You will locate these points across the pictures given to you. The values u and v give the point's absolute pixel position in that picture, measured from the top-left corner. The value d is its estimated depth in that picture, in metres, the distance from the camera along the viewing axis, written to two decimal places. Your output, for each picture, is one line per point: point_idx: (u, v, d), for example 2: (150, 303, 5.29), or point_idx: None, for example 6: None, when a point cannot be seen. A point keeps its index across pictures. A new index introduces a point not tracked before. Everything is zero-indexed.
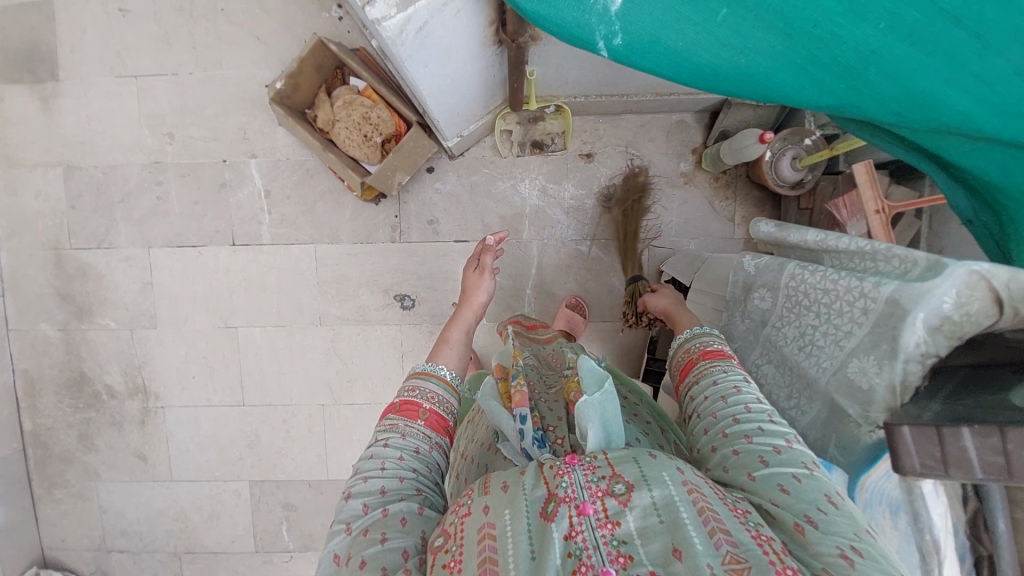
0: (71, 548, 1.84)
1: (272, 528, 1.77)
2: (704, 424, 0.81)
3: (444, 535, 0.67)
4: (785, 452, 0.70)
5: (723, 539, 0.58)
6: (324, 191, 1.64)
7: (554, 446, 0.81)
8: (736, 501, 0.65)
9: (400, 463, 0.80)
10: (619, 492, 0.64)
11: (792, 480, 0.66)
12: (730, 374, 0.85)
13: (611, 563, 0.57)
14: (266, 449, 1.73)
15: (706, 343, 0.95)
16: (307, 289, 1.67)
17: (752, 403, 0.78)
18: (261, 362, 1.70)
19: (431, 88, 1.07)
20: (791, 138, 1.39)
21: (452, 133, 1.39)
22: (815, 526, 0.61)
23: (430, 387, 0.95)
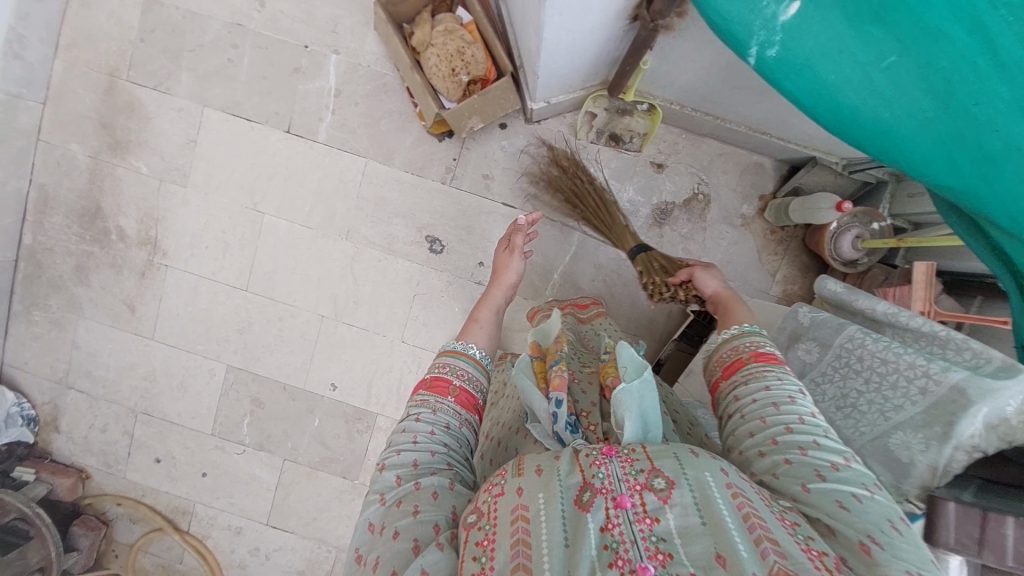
0: (31, 372, 1.81)
1: (235, 417, 1.77)
2: (750, 428, 0.79)
3: (477, 513, 0.72)
4: (845, 469, 0.71)
5: (772, 550, 0.60)
6: (392, 109, 1.60)
7: (587, 431, 0.92)
8: (783, 511, 0.67)
9: (432, 438, 0.87)
10: (659, 488, 0.68)
11: (852, 499, 0.68)
12: (785, 383, 0.82)
13: (649, 559, 0.62)
14: (254, 340, 1.72)
15: (755, 343, 0.90)
16: (345, 200, 1.64)
17: (807, 415, 0.78)
18: (276, 255, 1.67)
19: (552, 40, 1.02)
20: (861, 218, 1.36)
21: (539, 96, 1.34)
22: (880, 548, 0.63)
23: (461, 364, 1.01)
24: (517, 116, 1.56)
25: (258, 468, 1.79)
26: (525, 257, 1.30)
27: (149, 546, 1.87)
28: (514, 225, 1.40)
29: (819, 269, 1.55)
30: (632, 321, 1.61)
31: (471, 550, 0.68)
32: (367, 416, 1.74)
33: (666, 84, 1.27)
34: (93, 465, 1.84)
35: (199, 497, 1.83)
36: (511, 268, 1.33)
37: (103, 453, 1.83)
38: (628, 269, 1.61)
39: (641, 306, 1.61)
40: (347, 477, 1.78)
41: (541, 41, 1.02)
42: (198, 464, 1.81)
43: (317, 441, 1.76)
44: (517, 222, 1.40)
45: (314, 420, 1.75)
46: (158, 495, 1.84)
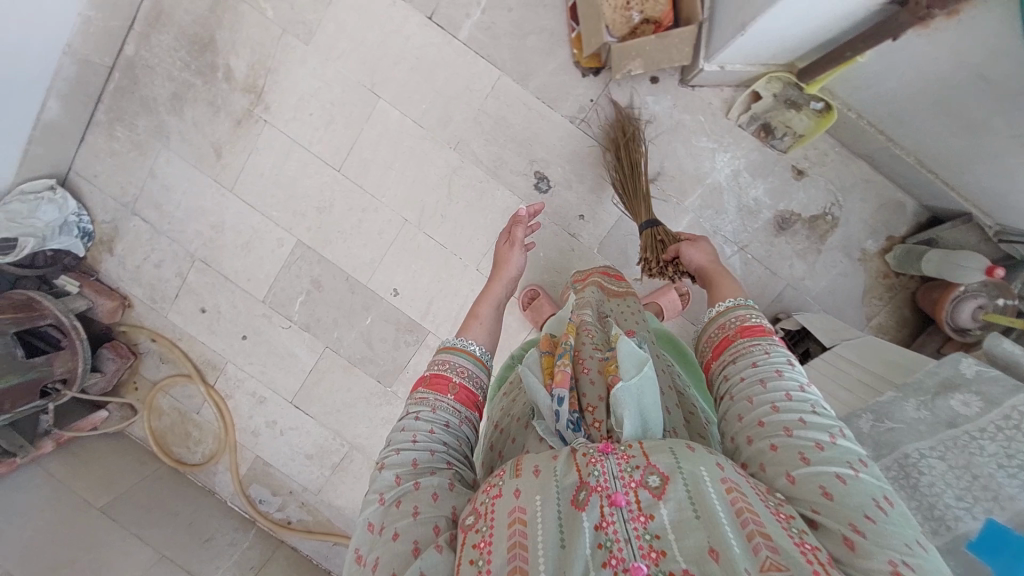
0: (97, 187, 1.76)
1: (290, 292, 1.75)
2: (738, 412, 0.76)
3: (474, 515, 0.68)
4: (830, 448, 0.67)
5: (763, 545, 0.58)
6: (544, 28, 1.50)
7: (589, 429, 0.83)
8: (779, 505, 0.64)
9: (430, 437, 0.85)
10: (654, 485, 0.65)
11: (836, 482, 0.64)
12: (772, 357, 0.79)
13: (642, 558, 0.60)
14: (330, 223, 1.68)
15: (745, 314, 0.88)
16: (465, 109, 1.56)
17: (795, 391, 0.74)
18: (378, 144, 1.61)
19: None
20: (989, 289, 1.29)
21: (718, 59, 1.26)
22: (863, 536, 0.59)
23: (458, 361, 0.98)
24: (670, 75, 1.45)
25: (298, 348, 1.79)
26: (526, 249, 1.26)
27: (171, 388, 1.90)
28: (517, 217, 1.43)
29: (916, 328, 1.51)
30: None
31: (467, 554, 0.64)
32: (419, 331, 1.72)
33: (862, 95, 1.22)
34: (138, 296, 1.83)
35: (232, 357, 1.83)
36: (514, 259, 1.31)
37: (151, 287, 1.82)
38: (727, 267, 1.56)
39: None
40: (381, 382, 1.77)
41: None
42: (240, 326, 1.80)
43: (363, 340, 1.75)
44: (521, 211, 1.43)
45: (366, 318, 1.73)
46: (194, 344, 1.84)
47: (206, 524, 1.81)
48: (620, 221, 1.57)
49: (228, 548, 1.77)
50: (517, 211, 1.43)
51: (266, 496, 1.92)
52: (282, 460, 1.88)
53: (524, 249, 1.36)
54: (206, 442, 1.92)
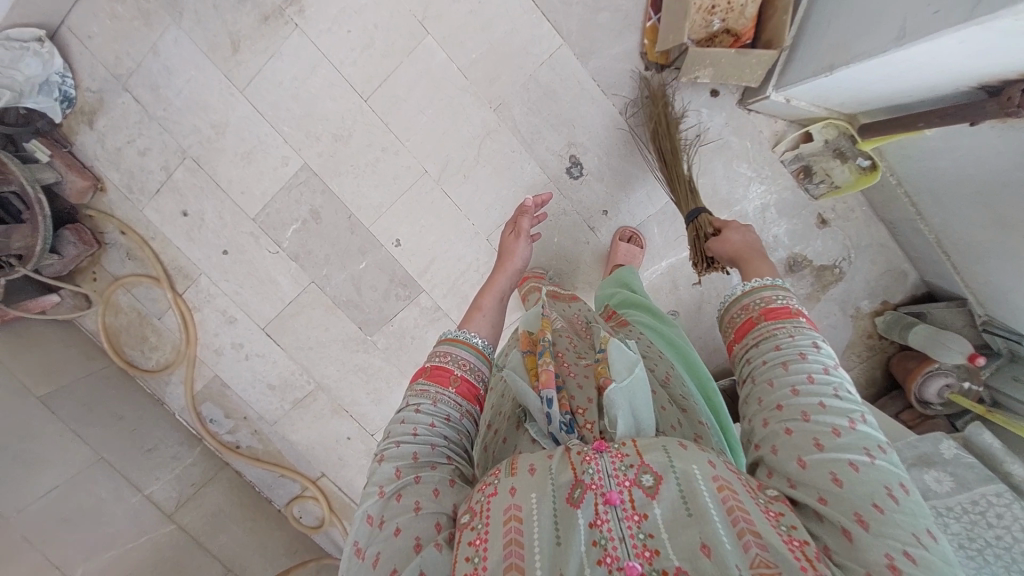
0: (87, 50, 1.57)
1: (285, 217, 1.64)
2: (758, 394, 0.80)
3: (471, 512, 0.70)
4: (846, 435, 0.70)
5: (754, 543, 0.61)
6: (618, 8, 1.42)
7: (582, 430, 0.85)
8: (769, 502, 0.67)
9: (431, 431, 0.84)
10: (647, 485, 0.68)
11: (848, 468, 0.67)
12: (797, 340, 0.83)
13: (636, 557, 0.62)
14: (345, 154, 1.57)
15: (768, 296, 0.91)
16: (515, 71, 1.47)
17: (817, 374, 0.77)
18: (415, 85, 1.50)
19: (901, 57, 0.91)
20: (960, 371, 1.38)
21: (788, 91, 1.23)
22: (868, 524, 0.63)
23: (459, 352, 0.95)
24: (731, 92, 1.41)
25: (281, 276, 1.69)
26: (527, 242, 1.30)
27: (133, 287, 1.78)
28: (522, 207, 1.41)
29: (881, 389, 1.60)
30: (701, 341, 1.61)
31: (463, 550, 0.65)
32: (412, 287, 1.66)
33: (911, 165, 1.24)
34: (114, 183, 1.67)
35: (208, 269, 1.72)
36: (520, 250, 1.31)
37: (131, 176, 1.66)
38: (729, 294, 1.58)
39: (718, 332, 1.61)
40: (362, 329, 1.72)
41: (895, 51, 0.90)
42: (223, 240, 1.69)
43: (353, 283, 1.67)
44: (526, 202, 1.42)
45: (360, 262, 1.65)
46: (168, 247, 1.71)
47: (150, 433, 1.76)
48: (641, 226, 1.55)
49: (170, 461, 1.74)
50: (524, 203, 1.42)
51: (217, 417, 1.86)
52: (241, 385, 1.82)
53: (529, 242, 1.35)
54: (163, 349, 1.82)
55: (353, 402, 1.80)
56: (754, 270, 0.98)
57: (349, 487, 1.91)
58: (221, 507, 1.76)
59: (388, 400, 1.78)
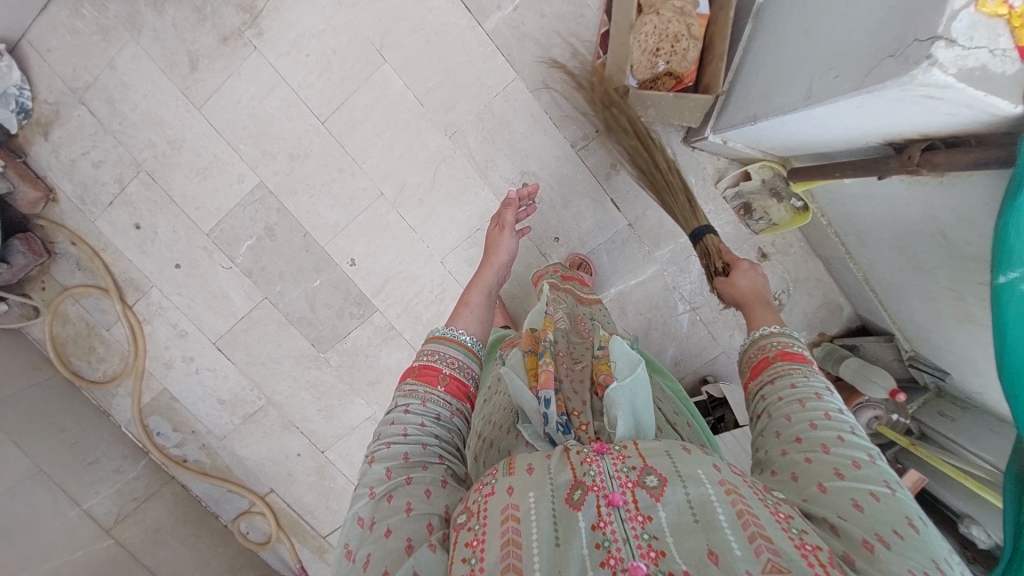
0: (43, 60, 1.56)
1: (239, 233, 1.64)
2: (776, 427, 0.82)
3: (467, 513, 0.73)
4: (864, 468, 0.73)
5: (766, 547, 0.62)
6: (572, 44, 1.46)
7: (578, 431, 0.89)
8: (777, 505, 0.69)
9: (422, 431, 0.86)
10: (651, 486, 0.71)
11: (868, 498, 0.70)
12: (812, 381, 0.86)
13: (641, 558, 0.64)
14: (301, 174, 1.59)
15: (783, 338, 0.94)
16: (471, 101, 1.51)
17: (834, 413, 0.81)
18: (372, 109, 1.53)
19: (814, 113, 0.96)
20: (887, 404, 1.44)
21: (724, 133, 1.30)
22: (886, 545, 0.64)
23: (450, 351, 0.98)
24: (676, 130, 1.47)
25: (234, 291, 1.69)
26: (513, 235, 1.29)
27: (81, 297, 1.76)
28: (506, 200, 1.41)
29: None
30: None
31: (460, 551, 0.69)
32: (366, 306, 1.67)
33: (837, 208, 1.31)
34: (67, 193, 1.66)
35: (160, 282, 1.71)
36: (504, 243, 1.30)
37: (84, 187, 1.65)
38: (676, 321, 1.63)
39: (664, 359, 1.65)
40: (315, 346, 1.72)
41: (804, 109, 0.96)
42: (175, 254, 1.68)
43: (306, 300, 1.68)
44: (511, 193, 1.42)
45: (314, 280, 1.66)
46: (119, 258, 1.70)
47: (94, 446, 1.75)
48: (591, 253, 1.59)
49: (112, 475, 1.74)
50: (507, 197, 1.41)
51: (164, 430, 1.84)
52: (191, 399, 1.80)
53: (514, 235, 1.34)
54: (111, 361, 1.80)
55: (305, 418, 1.79)
56: (756, 319, 1.01)
57: (299, 504, 1.90)
58: (163, 523, 1.77)
59: (340, 417, 1.78)
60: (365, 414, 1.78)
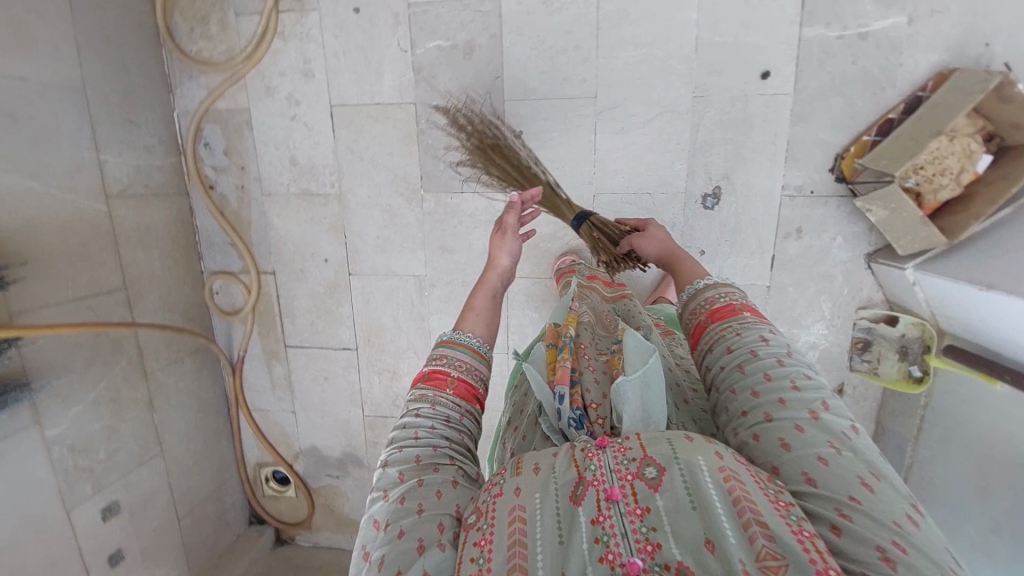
0: None
1: (439, 27, 1.46)
2: (724, 403, 0.79)
3: (477, 512, 0.69)
4: (810, 429, 0.68)
5: (760, 534, 0.57)
6: (856, 108, 1.38)
7: (590, 426, 0.84)
8: (778, 492, 0.63)
9: (432, 433, 0.77)
10: (650, 476, 0.67)
11: (818, 463, 0.65)
12: (746, 336, 0.83)
13: (638, 552, 0.61)
14: (541, 20, 1.43)
15: (712, 298, 0.92)
16: (736, 82, 1.41)
17: (771, 370, 0.76)
18: (651, 17, 1.40)
19: None
20: None
21: (926, 277, 1.31)
22: (854, 518, 0.60)
23: (456, 352, 0.87)
24: (867, 242, 1.47)
25: (389, 74, 1.51)
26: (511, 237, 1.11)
27: None
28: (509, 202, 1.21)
29: None
30: None
31: (468, 551, 0.63)
32: None
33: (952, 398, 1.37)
34: None
35: (325, 11, 1.47)
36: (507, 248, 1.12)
37: None
38: None
39: None
40: (420, 179, 1.57)
41: None
42: None
43: (449, 134, 1.53)
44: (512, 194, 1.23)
45: (472, 123, 1.52)
46: None
47: (141, 107, 1.47)
48: None
49: (142, 147, 1.47)
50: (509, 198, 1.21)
51: (214, 145, 1.59)
52: (263, 136, 1.57)
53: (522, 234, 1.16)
54: (216, 45, 1.52)
55: (358, 233, 1.63)
56: (686, 280, 1.03)
57: (288, 302, 1.70)
58: (156, 225, 1.50)
59: (390, 257, 1.64)
60: (414, 271, 1.65)
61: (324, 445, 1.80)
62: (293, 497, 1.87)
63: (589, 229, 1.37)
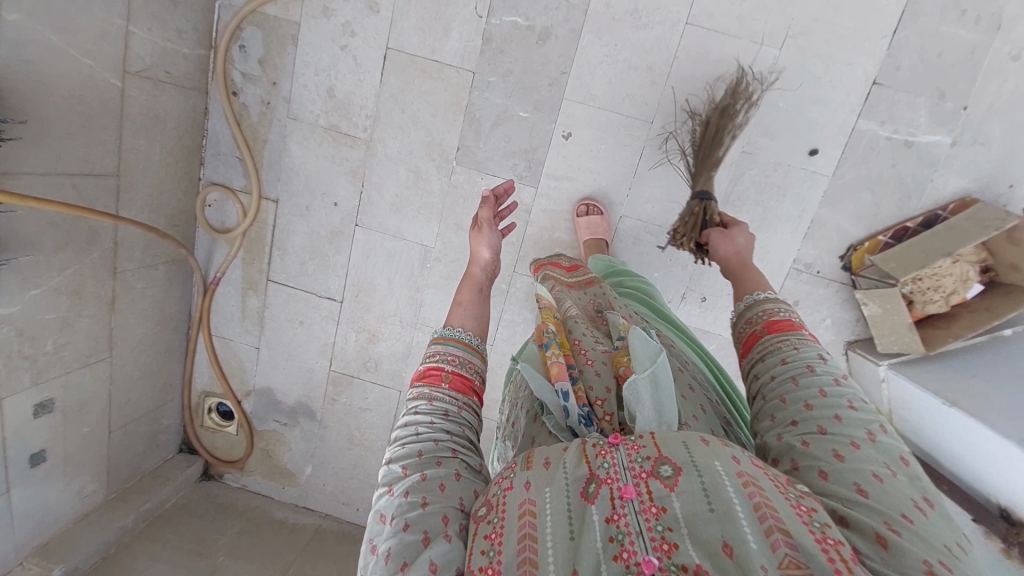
0: None
1: (521, 5, 1.40)
2: (770, 410, 0.78)
3: (486, 505, 0.65)
4: (865, 447, 0.67)
5: (784, 541, 0.53)
6: (882, 206, 1.46)
7: (600, 423, 0.80)
8: (800, 498, 0.59)
9: (431, 427, 0.73)
10: (666, 476, 0.62)
11: (869, 479, 0.63)
12: (804, 353, 0.82)
13: (653, 552, 0.56)
14: (624, 31, 1.41)
15: (772, 310, 0.91)
16: (785, 150, 1.46)
17: (828, 388, 0.75)
18: (727, 64, 1.41)
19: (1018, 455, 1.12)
20: None
21: (895, 377, 1.42)
22: (897, 535, 0.58)
23: (447, 347, 0.83)
24: (852, 330, 1.56)
25: (457, 35, 1.44)
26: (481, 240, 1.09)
27: None
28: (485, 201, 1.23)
29: None
30: None
31: (478, 543, 0.61)
32: (533, 176, 1.52)
33: None
34: None
35: None
36: (481, 244, 1.11)
37: None
38: None
39: None
40: (455, 151, 1.51)
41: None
42: None
43: (498, 115, 1.48)
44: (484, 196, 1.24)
45: (525, 111, 1.48)
46: None
47: None
48: (706, 333, 1.61)
49: (173, 29, 1.33)
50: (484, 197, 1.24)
51: (249, 51, 1.46)
52: (305, 58, 1.46)
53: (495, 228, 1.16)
54: None
55: (377, 186, 1.55)
56: (747, 289, 1.00)
57: (283, 236, 1.60)
58: (165, 117, 1.37)
59: (403, 220, 1.57)
60: (422, 240, 1.58)
61: (280, 390, 1.72)
62: (233, 434, 1.78)
63: (697, 206, 1.32)
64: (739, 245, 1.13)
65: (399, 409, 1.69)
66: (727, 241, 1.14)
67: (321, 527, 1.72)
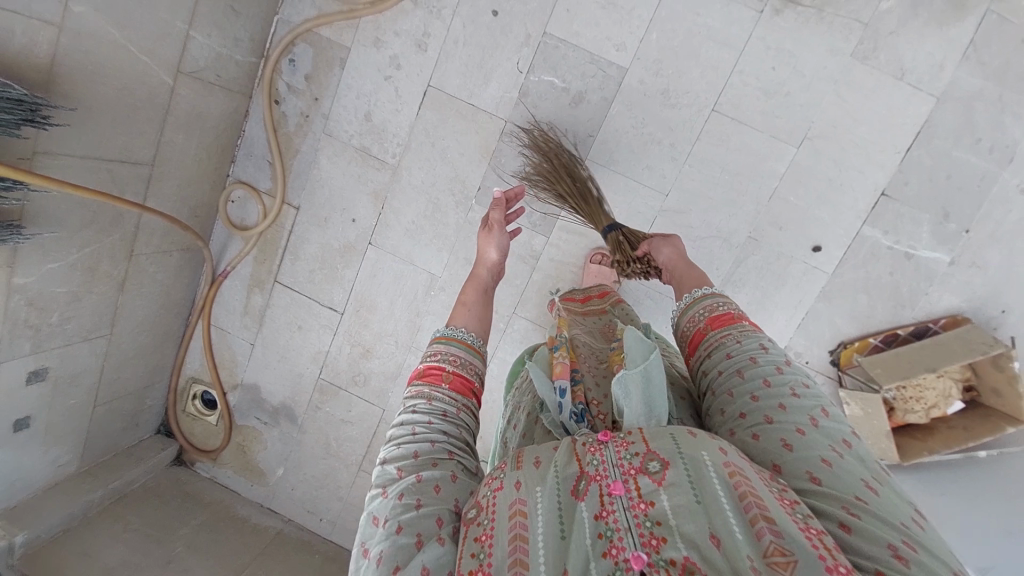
0: None
1: (560, 69, 1.47)
2: (722, 406, 0.80)
3: (477, 507, 0.67)
4: (810, 433, 0.70)
5: (768, 529, 0.55)
6: (876, 308, 1.51)
7: (593, 420, 0.84)
8: (781, 491, 0.62)
9: (428, 427, 0.76)
10: (653, 471, 0.64)
11: (822, 466, 0.66)
12: (744, 345, 0.84)
13: (643, 546, 0.59)
14: (653, 109, 1.47)
15: (712, 305, 0.93)
16: (790, 242, 1.51)
17: (773, 379, 0.78)
18: (745, 155, 1.47)
19: None
20: None
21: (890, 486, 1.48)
22: (858, 518, 0.60)
23: (449, 347, 0.85)
24: None
25: (495, 85, 1.50)
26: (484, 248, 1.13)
27: None
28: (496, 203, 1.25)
29: None
30: None
31: (469, 546, 0.62)
32: (546, 226, 1.58)
33: None
34: None
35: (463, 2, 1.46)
36: (487, 248, 1.14)
37: None
38: None
39: None
40: (476, 190, 1.56)
41: None
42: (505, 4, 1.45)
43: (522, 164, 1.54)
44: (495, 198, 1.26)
45: None
46: None
47: None
48: None
49: (231, 37, 1.41)
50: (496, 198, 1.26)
51: (298, 65, 1.53)
52: (349, 81, 1.53)
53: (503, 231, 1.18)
54: None
55: (396, 210, 1.60)
56: (690, 287, 1.03)
57: (298, 240, 1.64)
58: (208, 114, 1.43)
59: (415, 246, 1.61)
60: (430, 268, 1.62)
61: (267, 388, 1.75)
62: (213, 423, 1.80)
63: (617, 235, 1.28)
64: (675, 252, 1.16)
65: (380, 427, 1.71)
66: (663, 246, 1.18)
67: (283, 531, 1.71)
